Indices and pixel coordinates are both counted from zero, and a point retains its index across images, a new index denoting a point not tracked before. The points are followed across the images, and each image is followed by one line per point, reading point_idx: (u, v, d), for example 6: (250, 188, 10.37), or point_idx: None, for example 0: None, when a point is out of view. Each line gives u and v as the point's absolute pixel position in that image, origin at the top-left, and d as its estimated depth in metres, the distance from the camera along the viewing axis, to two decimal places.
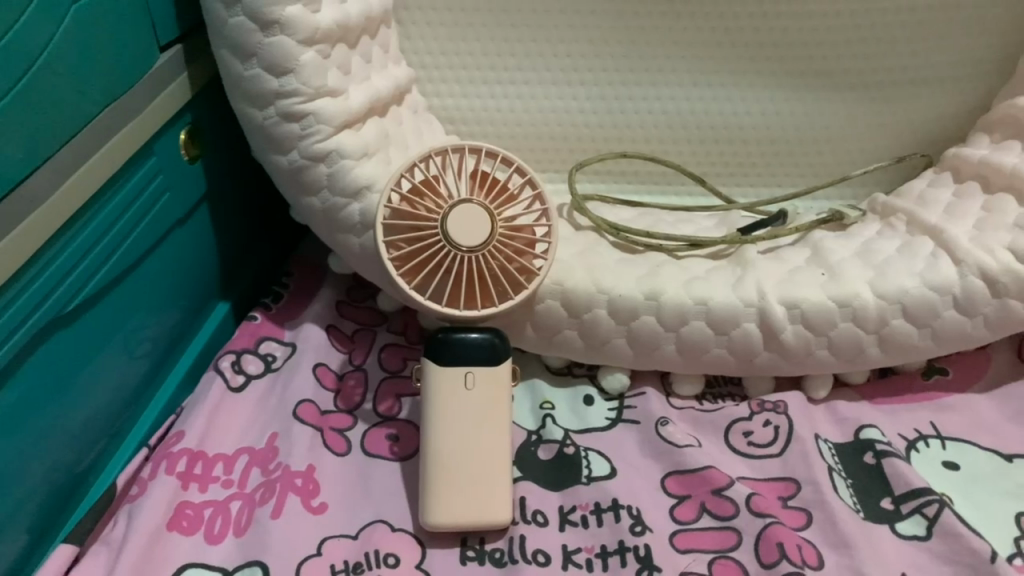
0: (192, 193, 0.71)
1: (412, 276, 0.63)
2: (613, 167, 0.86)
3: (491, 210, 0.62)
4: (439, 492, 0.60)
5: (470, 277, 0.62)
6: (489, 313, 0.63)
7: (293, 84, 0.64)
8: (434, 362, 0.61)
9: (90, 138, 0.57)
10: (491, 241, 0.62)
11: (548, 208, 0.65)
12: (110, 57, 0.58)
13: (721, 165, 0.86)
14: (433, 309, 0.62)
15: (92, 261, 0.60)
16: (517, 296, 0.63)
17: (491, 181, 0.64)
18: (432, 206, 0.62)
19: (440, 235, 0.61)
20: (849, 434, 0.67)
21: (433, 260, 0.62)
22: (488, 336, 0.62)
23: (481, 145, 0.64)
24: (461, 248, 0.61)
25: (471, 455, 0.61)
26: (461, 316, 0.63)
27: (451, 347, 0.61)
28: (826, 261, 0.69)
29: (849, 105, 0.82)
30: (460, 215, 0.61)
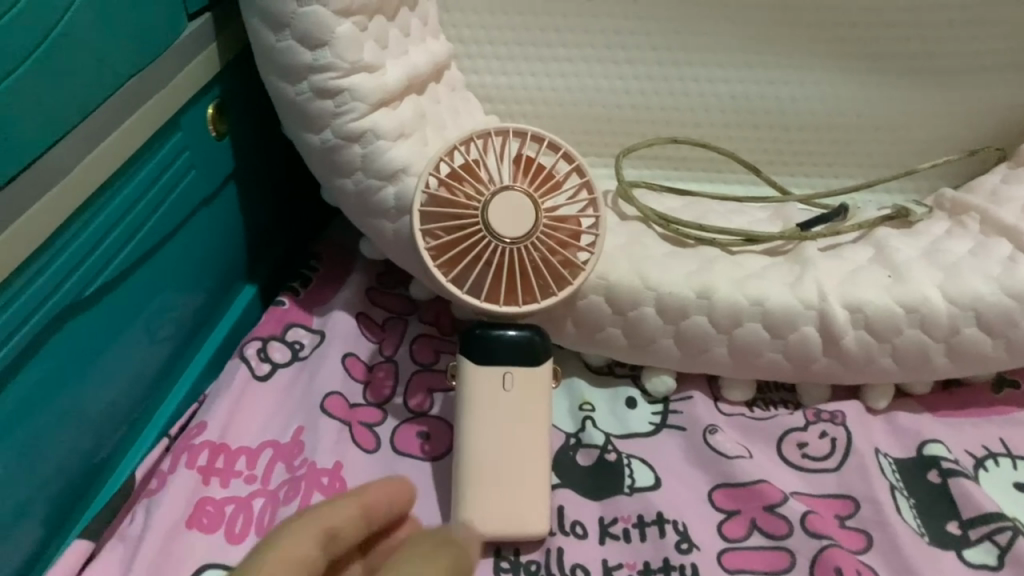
0: (220, 171, 0.67)
1: (450, 267, 0.59)
2: (660, 152, 0.81)
3: (535, 197, 0.58)
4: (472, 497, 0.56)
5: (511, 270, 0.58)
6: (531, 310, 0.59)
7: (328, 58, 0.59)
8: (470, 360, 0.58)
9: (108, 114, 0.53)
10: (534, 232, 0.58)
11: (596, 198, 0.60)
12: (134, 25, 0.54)
13: (775, 153, 0.81)
14: (471, 304, 0.58)
15: (114, 240, 0.57)
16: (560, 292, 0.59)
17: (535, 167, 0.60)
18: (472, 192, 0.58)
19: (480, 224, 0.57)
20: (911, 448, 0.63)
21: (474, 252, 0.58)
22: (527, 333, 0.58)
23: (525, 128, 0.59)
24: (503, 239, 0.57)
25: (509, 458, 0.57)
26: (500, 312, 0.59)
27: (487, 345, 0.57)
28: (892, 262, 0.64)
29: (917, 92, 0.76)
30: (502, 202, 0.57)
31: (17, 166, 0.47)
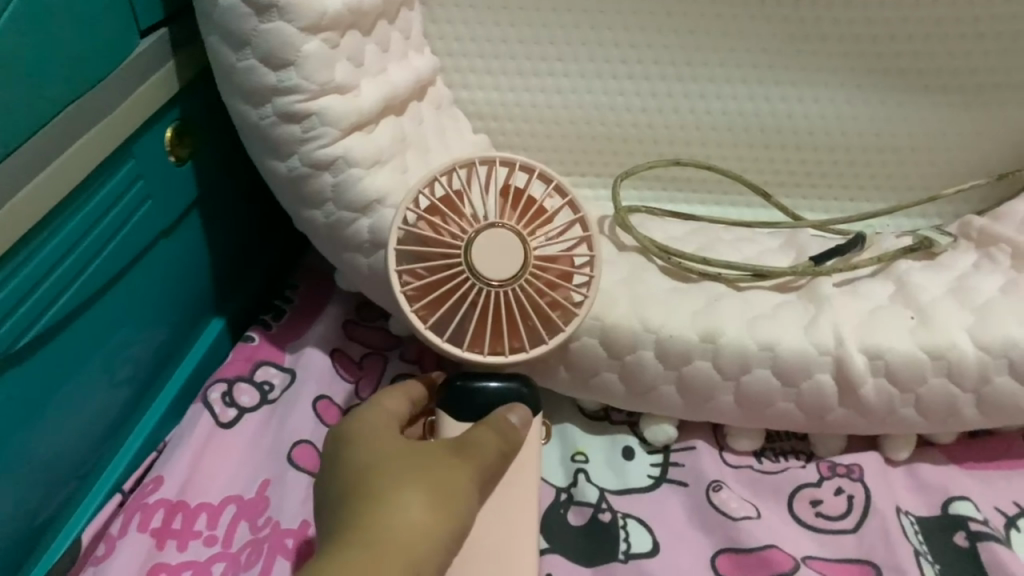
0: (182, 198, 0.61)
1: (429, 312, 0.53)
2: (663, 173, 0.76)
3: (525, 235, 0.52)
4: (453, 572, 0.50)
5: (497, 315, 0.53)
6: (517, 359, 0.53)
7: (293, 79, 0.54)
8: (452, 417, 0.54)
9: (47, 145, 0.48)
10: (523, 274, 0.52)
11: (592, 235, 0.54)
12: (76, 45, 0.49)
13: (786, 174, 0.75)
14: (451, 353, 0.53)
15: (58, 281, 0.51)
16: (549, 340, 0.54)
17: (524, 200, 0.54)
18: (454, 229, 0.52)
19: (463, 266, 0.52)
20: (935, 506, 0.57)
21: (455, 295, 0.52)
22: (513, 384, 0.54)
23: (513, 157, 0.54)
24: (488, 282, 0.51)
25: (492, 527, 0.51)
26: (482, 361, 0.53)
27: (473, 398, 0.53)
28: (915, 301, 0.58)
29: (943, 111, 0.70)
30: (488, 241, 0.51)
31: None
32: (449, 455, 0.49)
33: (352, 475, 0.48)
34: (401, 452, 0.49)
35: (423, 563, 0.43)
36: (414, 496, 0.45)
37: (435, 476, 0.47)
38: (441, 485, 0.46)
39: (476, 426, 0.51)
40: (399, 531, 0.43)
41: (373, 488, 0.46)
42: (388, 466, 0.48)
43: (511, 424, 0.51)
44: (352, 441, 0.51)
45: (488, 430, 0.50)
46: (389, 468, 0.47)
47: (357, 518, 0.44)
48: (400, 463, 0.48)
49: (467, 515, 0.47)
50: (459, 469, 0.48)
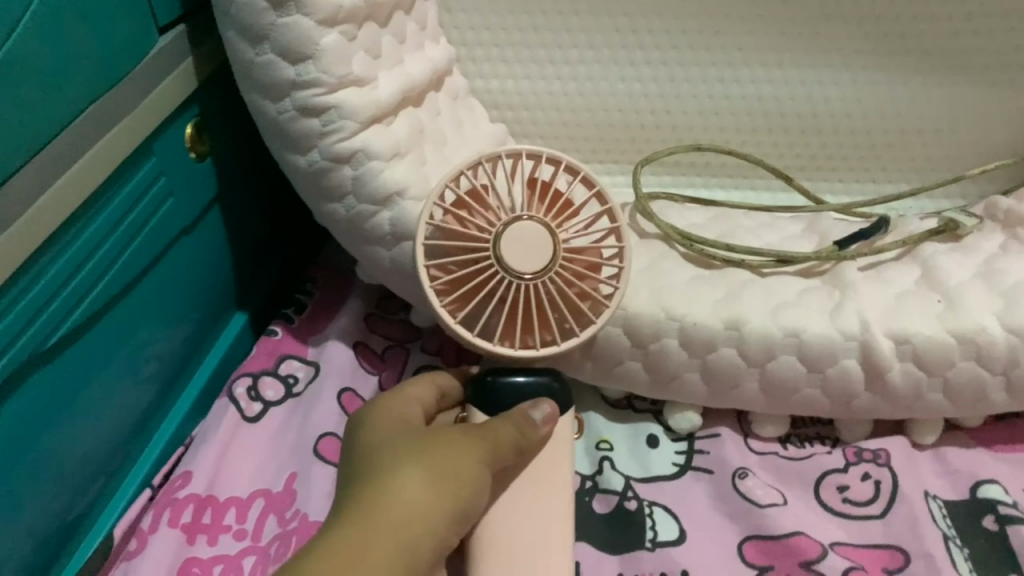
0: (202, 194, 0.62)
1: (458, 306, 0.53)
2: (682, 159, 0.75)
3: (554, 228, 0.52)
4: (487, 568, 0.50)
5: (528, 309, 0.52)
6: (548, 354, 0.53)
7: (312, 73, 0.54)
8: (482, 412, 0.54)
9: (68, 145, 0.48)
10: (554, 268, 0.52)
11: (620, 227, 0.54)
12: (95, 45, 0.49)
13: (806, 158, 0.74)
14: (482, 348, 0.53)
15: (83, 280, 0.51)
16: (582, 333, 0.54)
17: (553, 192, 0.54)
18: (482, 222, 0.52)
19: (492, 260, 0.51)
20: (963, 490, 0.57)
21: (485, 290, 0.52)
22: (543, 379, 0.54)
23: (540, 149, 0.53)
24: (518, 276, 0.51)
25: (525, 523, 0.52)
26: (513, 356, 0.53)
27: (502, 395, 0.54)
28: (942, 285, 0.58)
29: (966, 90, 0.69)
30: (517, 234, 0.51)
31: None
32: (460, 437, 0.48)
33: (359, 456, 0.48)
34: (410, 434, 0.48)
35: (414, 545, 0.42)
36: (415, 474, 0.45)
37: (439, 455, 0.46)
38: (445, 465, 0.46)
39: (493, 418, 0.51)
40: (395, 510, 0.42)
41: (377, 466, 0.45)
42: (393, 446, 0.47)
43: (532, 421, 0.51)
44: (365, 425, 0.51)
45: (505, 423, 0.50)
46: (396, 450, 0.47)
47: (358, 493, 0.44)
48: (406, 444, 0.47)
49: (469, 498, 0.46)
50: (468, 451, 0.47)
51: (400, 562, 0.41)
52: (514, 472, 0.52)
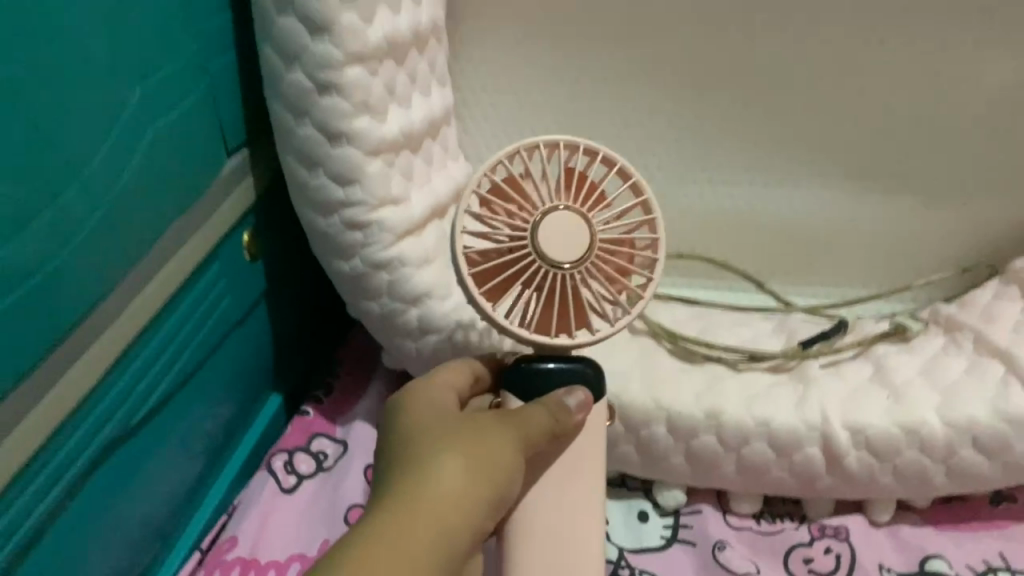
0: (252, 291, 0.71)
1: (497, 294, 0.55)
2: (669, 265, 0.86)
3: (589, 217, 0.54)
4: (519, 543, 0.55)
5: (564, 297, 0.55)
6: (585, 342, 0.55)
7: (359, 195, 0.64)
8: (518, 397, 0.56)
9: (155, 258, 0.57)
10: (589, 256, 0.54)
11: (655, 219, 0.57)
12: (183, 173, 0.58)
13: (778, 265, 0.85)
14: (519, 335, 0.54)
15: (158, 371, 0.60)
16: (615, 320, 0.55)
17: (588, 182, 0.57)
18: (517, 211, 0.55)
19: (531, 251, 0.54)
20: (913, 563, 0.65)
21: (523, 279, 0.54)
22: (578, 366, 0.56)
23: (577, 140, 0.57)
24: (556, 266, 0.54)
25: (557, 509, 0.56)
26: (549, 343, 0.55)
27: (540, 380, 0.56)
28: (891, 382, 0.67)
29: (910, 208, 0.80)
30: (554, 223, 0.54)
31: (81, 310, 0.50)
32: (491, 424, 0.51)
33: (401, 440, 0.52)
34: (444, 421, 0.52)
35: (452, 527, 0.46)
36: (451, 464, 0.48)
37: (474, 444, 0.49)
38: (479, 454, 0.49)
39: (526, 404, 0.53)
40: (434, 500, 0.46)
41: (416, 457, 0.49)
42: (428, 436, 0.51)
43: (565, 406, 0.54)
44: (404, 408, 0.54)
45: (537, 408, 0.53)
46: (435, 436, 0.50)
47: (398, 482, 0.47)
48: (441, 433, 0.50)
49: (504, 483, 0.50)
50: (500, 439, 0.50)
51: (440, 549, 0.44)
52: (545, 452, 0.56)
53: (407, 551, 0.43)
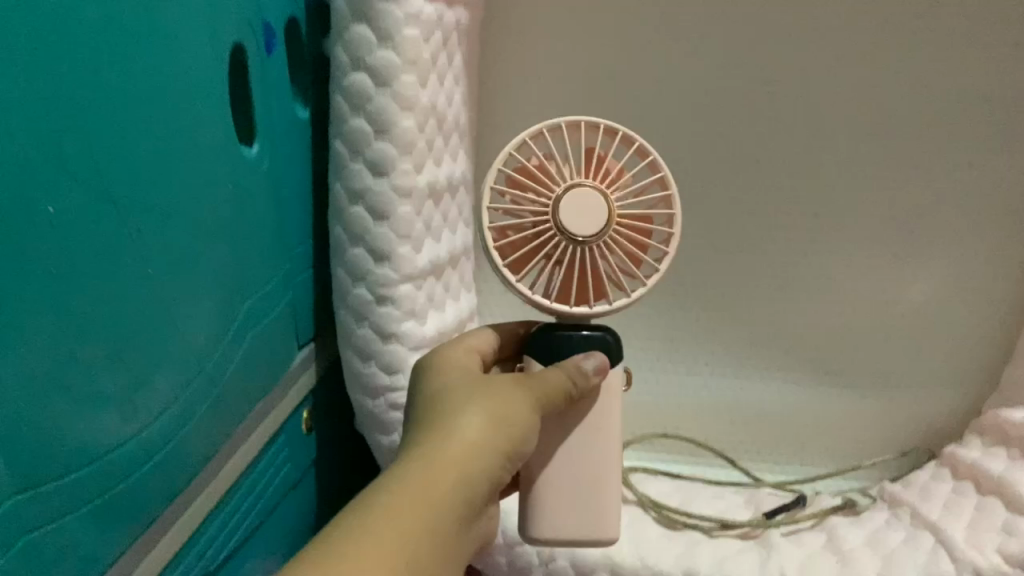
0: (305, 458, 0.86)
1: (522, 261, 0.66)
2: (660, 443, 1.05)
3: (606, 194, 0.63)
4: (545, 508, 0.67)
5: (582, 267, 0.65)
6: (599, 310, 0.65)
7: (402, 381, 0.79)
8: (538, 361, 0.67)
9: (242, 430, 0.72)
10: (605, 230, 0.63)
11: (670, 194, 0.65)
12: (267, 363, 0.75)
13: (748, 444, 1.05)
14: (539, 302, 0.65)
15: (238, 518, 0.73)
16: (630, 294, 0.65)
17: (608, 160, 0.65)
18: (543, 191, 0.64)
19: (553, 227, 0.63)
20: None
21: (546, 251, 0.64)
22: (598, 334, 0.66)
23: (598, 122, 0.65)
24: (576, 238, 0.63)
25: (579, 462, 0.67)
26: (567, 310, 0.66)
27: (559, 343, 0.66)
28: (840, 548, 0.80)
29: (850, 397, 1.03)
30: (574, 198, 0.63)
31: (194, 467, 0.64)
32: (511, 385, 0.60)
33: (431, 394, 0.61)
34: (470, 381, 0.61)
35: (475, 467, 0.54)
36: (474, 417, 0.57)
37: (496, 399, 0.59)
38: (499, 409, 0.58)
39: (546, 369, 0.63)
40: (457, 444, 0.54)
41: (445, 409, 0.58)
42: (456, 391, 0.60)
43: (583, 370, 0.63)
44: (434, 369, 0.65)
45: (555, 372, 0.62)
46: (460, 394, 0.59)
47: (428, 433, 0.56)
48: (468, 389, 0.60)
49: (520, 436, 0.58)
50: (518, 396, 0.59)
51: (462, 485, 0.53)
52: (565, 418, 0.66)
53: (436, 484, 0.51)
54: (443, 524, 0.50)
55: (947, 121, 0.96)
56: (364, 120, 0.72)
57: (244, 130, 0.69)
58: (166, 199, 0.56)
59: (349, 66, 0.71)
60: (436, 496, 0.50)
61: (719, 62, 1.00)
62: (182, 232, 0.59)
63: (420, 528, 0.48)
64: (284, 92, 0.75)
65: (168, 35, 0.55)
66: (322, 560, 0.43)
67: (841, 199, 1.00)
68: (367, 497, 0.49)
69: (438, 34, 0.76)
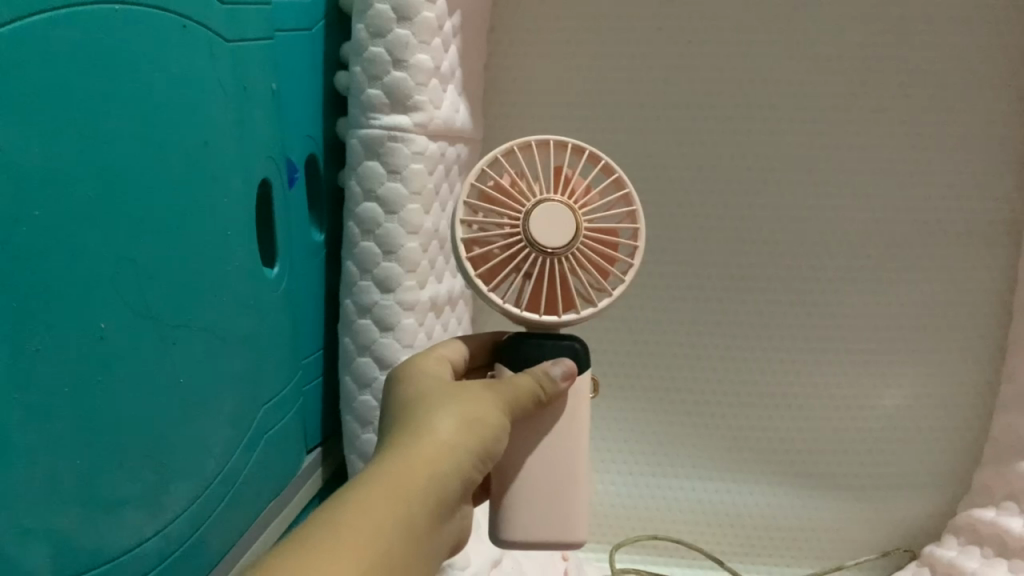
0: None
1: (492, 275, 0.64)
2: (649, 544, 1.08)
3: (575, 208, 0.62)
4: (515, 507, 0.66)
5: (552, 279, 0.63)
6: (568, 321, 0.64)
7: None
8: (509, 368, 0.67)
9: (255, 530, 0.77)
10: (574, 243, 0.62)
11: (637, 211, 0.65)
12: (279, 465, 0.81)
13: (734, 545, 1.08)
14: (510, 312, 0.64)
15: None
16: (599, 304, 0.64)
17: (575, 177, 0.64)
18: (513, 204, 0.63)
19: (522, 238, 0.62)
20: None
21: (516, 263, 0.63)
22: (567, 342, 0.66)
23: (567, 139, 0.65)
24: (545, 250, 0.62)
25: (550, 463, 0.66)
26: (537, 320, 0.64)
27: (528, 353, 0.66)
28: None
29: (830, 500, 1.08)
30: (543, 213, 0.62)
31: (212, 563, 0.69)
32: (481, 391, 0.63)
33: (403, 401, 0.64)
34: (442, 388, 0.64)
35: (445, 470, 0.57)
36: (444, 422, 0.60)
37: (465, 405, 0.61)
38: (469, 415, 0.61)
39: (516, 375, 0.64)
40: (429, 447, 0.57)
41: (417, 416, 0.61)
42: (430, 399, 0.63)
43: (551, 376, 0.64)
44: (406, 376, 0.67)
45: (525, 376, 0.63)
46: (430, 402, 0.62)
47: (401, 438, 0.59)
48: (440, 396, 0.63)
49: (491, 440, 0.61)
50: (487, 403, 0.62)
51: (433, 487, 0.55)
52: (537, 422, 0.66)
53: (407, 483, 0.54)
54: (418, 519, 0.53)
55: (904, 243, 1.05)
56: (377, 163, 0.79)
57: (268, 255, 0.78)
58: (189, 295, 0.62)
59: (362, 196, 0.80)
60: (410, 490, 0.53)
61: (700, 187, 1.08)
62: (203, 329, 0.64)
63: (394, 521, 0.51)
64: (302, 219, 0.84)
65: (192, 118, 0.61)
66: (303, 548, 0.46)
67: (810, 311, 1.07)
68: (344, 491, 0.52)
69: (441, 165, 0.84)
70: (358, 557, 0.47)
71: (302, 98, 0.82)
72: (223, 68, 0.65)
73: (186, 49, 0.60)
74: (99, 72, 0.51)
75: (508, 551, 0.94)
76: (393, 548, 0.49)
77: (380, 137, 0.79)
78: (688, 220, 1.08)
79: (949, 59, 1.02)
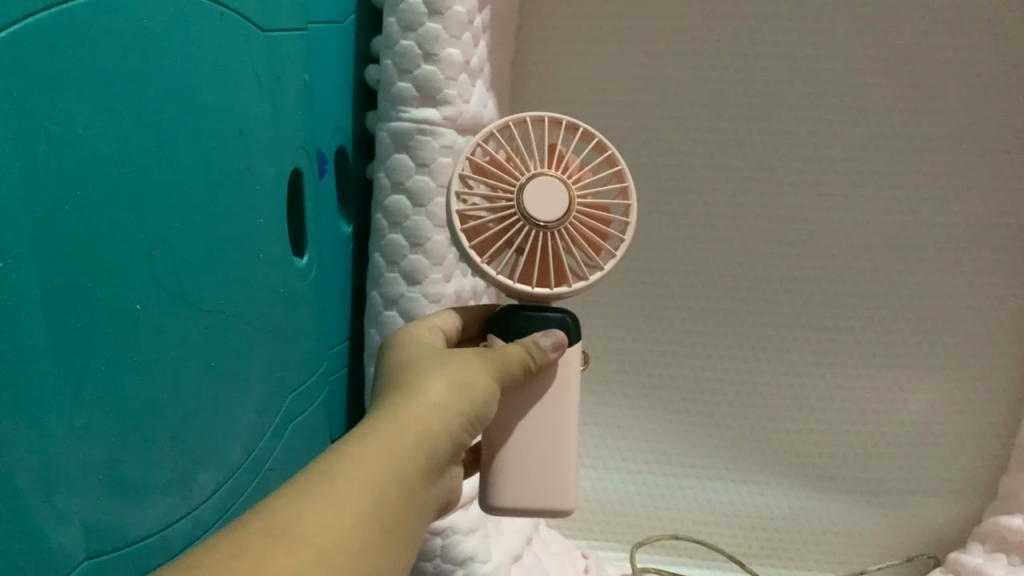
0: None
1: (485, 248, 0.65)
2: (668, 543, 1.08)
3: (568, 183, 0.63)
4: (504, 475, 0.67)
5: (544, 252, 0.64)
6: (560, 293, 0.65)
7: None
8: (501, 338, 0.68)
9: None
10: (567, 217, 0.63)
11: (629, 188, 0.65)
12: (305, 453, 0.82)
13: (757, 547, 1.07)
14: (503, 284, 0.64)
15: None
16: (590, 277, 0.65)
17: (569, 153, 0.65)
18: (507, 179, 0.64)
19: (515, 211, 0.63)
20: None
21: (509, 236, 0.64)
22: (557, 315, 0.67)
23: (562, 117, 0.66)
24: (537, 223, 0.63)
25: (542, 430, 0.67)
26: (529, 292, 0.65)
27: (520, 324, 0.67)
28: None
29: (853, 504, 1.07)
30: (537, 187, 0.62)
31: None
32: (471, 357, 0.63)
33: (395, 366, 0.65)
34: (432, 354, 0.65)
35: (435, 431, 0.57)
36: (435, 385, 0.60)
37: (456, 369, 0.62)
38: (459, 378, 0.61)
39: (506, 344, 0.65)
40: (419, 408, 0.58)
41: (409, 379, 0.62)
42: (421, 364, 0.63)
43: (541, 346, 0.65)
44: (399, 343, 0.68)
45: (514, 346, 0.64)
46: (421, 366, 0.63)
47: (393, 398, 0.60)
48: (431, 361, 0.63)
49: (480, 403, 0.61)
50: (476, 368, 0.62)
51: (424, 446, 0.56)
52: (528, 391, 0.67)
53: (400, 441, 0.54)
54: (409, 476, 0.53)
55: (932, 247, 1.04)
56: (406, 156, 0.80)
57: (296, 243, 0.79)
58: (219, 278, 0.63)
59: (391, 189, 0.81)
60: (401, 447, 0.54)
61: (725, 188, 1.08)
62: (233, 312, 0.65)
63: (385, 475, 0.51)
64: (331, 212, 0.85)
65: (228, 105, 0.62)
66: (296, 496, 0.46)
67: (834, 314, 1.07)
68: (337, 446, 0.52)
69: None
70: (351, 510, 0.47)
71: (333, 91, 0.83)
72: (257, 56, 0.67)
73: (222, 36, 0.61)
74: (140, 58, 0.52)
75: (529, 547, 0.95)
76: (384, 502, 0.50)
77: (409, 130, 0.80)
78: (715, 220, 1.08)
79: (979, 61, 1.01)
